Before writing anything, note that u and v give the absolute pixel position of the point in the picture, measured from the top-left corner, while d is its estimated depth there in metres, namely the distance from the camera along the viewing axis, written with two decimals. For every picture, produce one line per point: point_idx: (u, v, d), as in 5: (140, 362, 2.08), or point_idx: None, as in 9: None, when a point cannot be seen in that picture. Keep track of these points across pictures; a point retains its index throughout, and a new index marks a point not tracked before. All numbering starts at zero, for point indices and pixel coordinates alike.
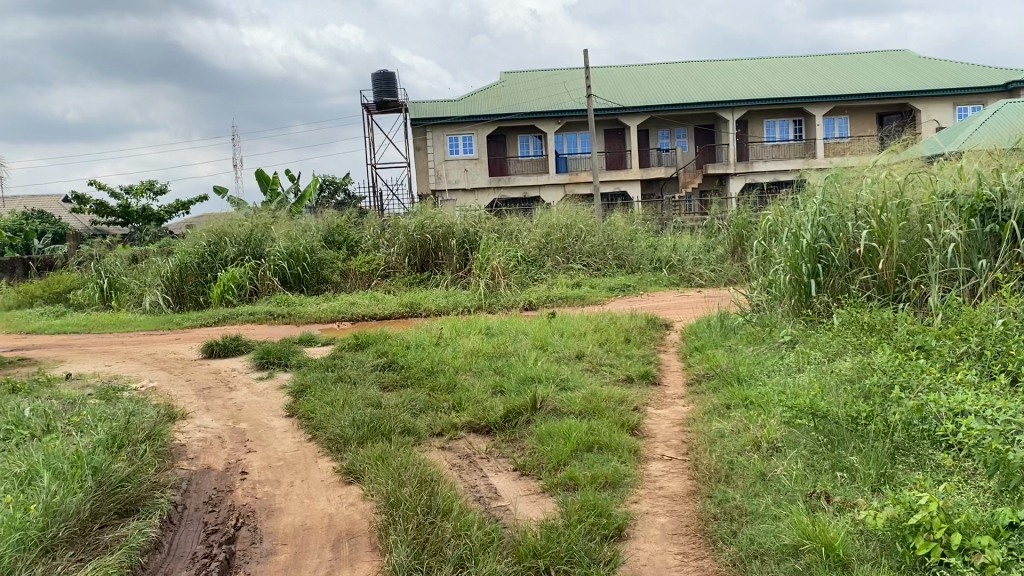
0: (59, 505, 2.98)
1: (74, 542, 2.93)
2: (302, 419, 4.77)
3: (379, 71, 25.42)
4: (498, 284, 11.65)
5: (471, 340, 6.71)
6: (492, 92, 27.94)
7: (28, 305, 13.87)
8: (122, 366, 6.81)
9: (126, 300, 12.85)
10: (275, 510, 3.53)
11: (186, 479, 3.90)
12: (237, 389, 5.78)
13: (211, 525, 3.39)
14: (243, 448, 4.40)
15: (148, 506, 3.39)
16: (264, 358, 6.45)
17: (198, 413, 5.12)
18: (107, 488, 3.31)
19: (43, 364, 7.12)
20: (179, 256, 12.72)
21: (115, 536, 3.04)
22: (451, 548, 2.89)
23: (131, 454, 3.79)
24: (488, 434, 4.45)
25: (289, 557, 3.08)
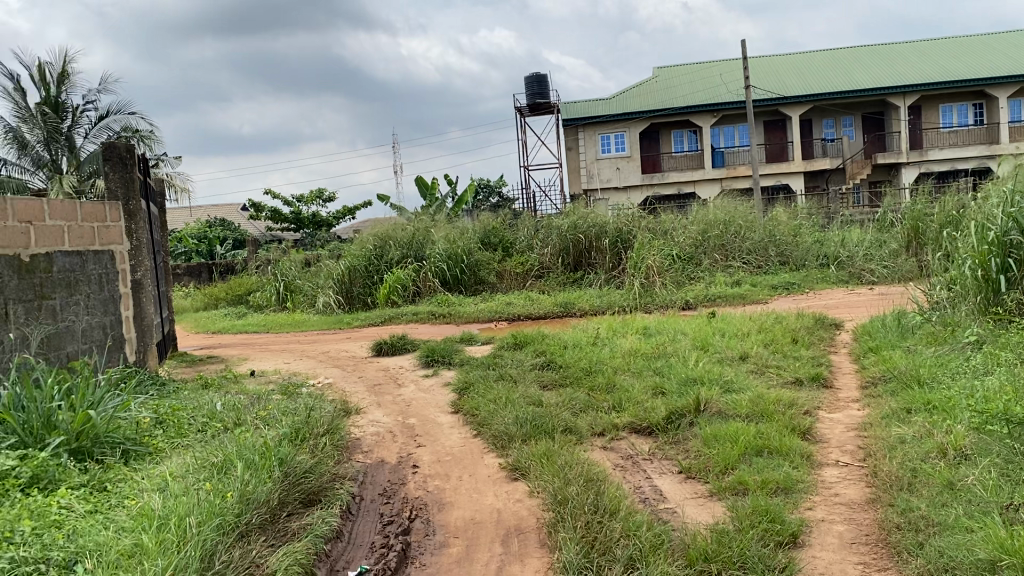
0: (252, 493, 3.22)
1: (265, 529, 3.15)
2: (467, 416, 4.91)
3: (532, 73, 25.72)
4: (654, 283, 11.54)
5: (630, 341, 6.66)
6: (645, 87, 27.63)
7: (215, 306, 15.04)
8: (300, 363, 7.25)
9: (300, 301, 13.67)
10: (445, 504, 3.65)
11: (361, 471, 4.09)
12: (404, 385, 6.02)
13: (386, 516, 3.55)
14: (413, 442, 4.58)
15: (329, 496, 3.60)
16: (429, 357, 6.68)
17: (371, 408, 5.37)
18: (292, 478, 3.54)
19: (229, 361, 7.69)
20: (349, 259, 13.36)
21: (302, 524, 3.24)
22: (621, 549, 2.89)
23: (313, 447, 4.04)
24: (651, 435, 4.41)
25: (462, 551, 3.17)
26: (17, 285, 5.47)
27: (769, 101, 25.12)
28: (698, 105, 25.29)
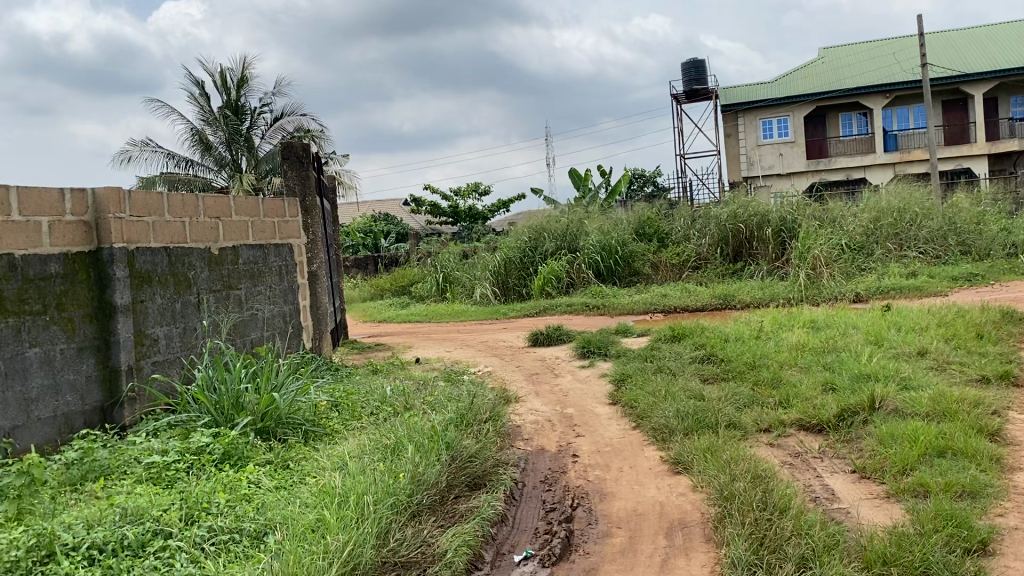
0: (423, 475, 3.37)
1: (435, 510, 3.29)
2: (627, 408, 4.90)
3: (689, 60, 25.24)
4: (820, 275, 11.06)
5: (796, 334, 6.43)
6: (809, 69, 26.46)
7: (379, 297, 15.74)
8: (461, 352, 7.46)
9: (458, 292, 14.06)
10: (607, 494, 3.66)
11: (523, 458, 4.18)
12: (562, 375, 6.09)
13: (549, 503, 3.60)
14: (572, 432, 4.62)
15: (494, 481, 3.70)
16: (585, 348, 6.71)
17: (529, 396, 5.47)
18: (459, 462, 3.67)
19: (394, 349, 8.04)
20: (505, 251, 13.61)
21: (469, 506, 3.36)
22: (792, 547, 2.80)
23: (477, 432, 4.16)
24: (820, 433, 4.24)
25: (625, 541, 3.18)
26: (209, 276, 5.95)
27: (948, 78, 23.43)
28: (867, 86, 23.96)
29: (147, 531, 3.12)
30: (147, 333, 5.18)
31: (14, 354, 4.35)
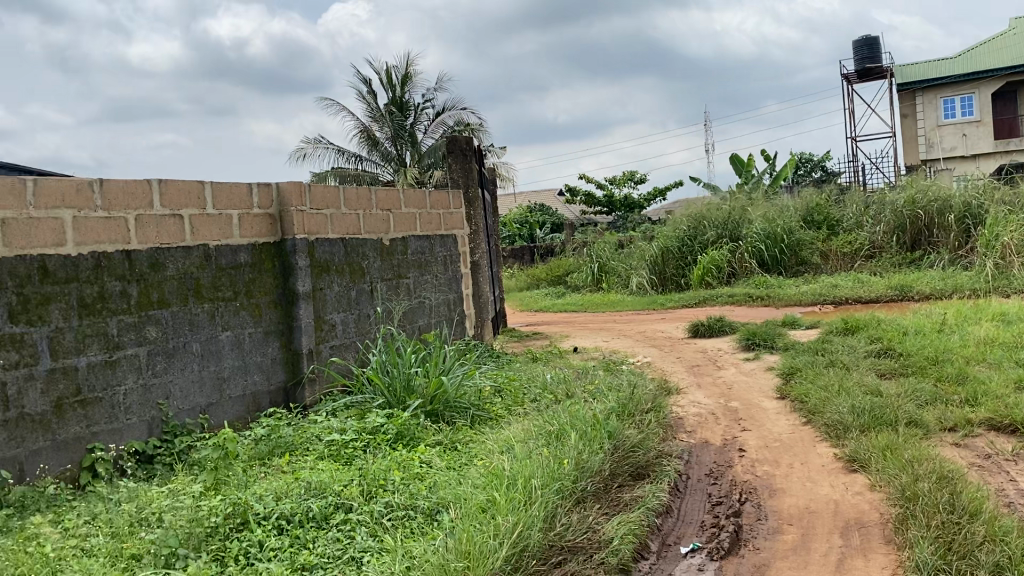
0: (587, 462, 3.41)
1: (600, 497, 3.32)
2: (795, 402, 4.73)
3: (861, 37, 23.90)
4: (1011, 264, 10.20)
5: (985, 328, 5.97)
6: (998, 41, 24.42)
7: (536, 286, 15.92)
8: (620, 342, 7.44)
9: (615, 282, 13.99)
10: (777, 490, 3.56)
11: (687, 450, 4.12)
12: (725, 367, 5.96)
13: (715, 496, 3.55)
14: (738, 425, 4.51)
15: (658, 472, 3.68)
16: (750, 340, 6.52)
17: (691, 388, 5.38)
18: (622, 451, 3.68)
19: (553, 338, 8.12)
20: (663, 240, 13.43)
21: (634, 496, 3.36)
22: (983, 554, 2.62)
23: (640, 423, 4.16)
24: (1013, 434, 3.93)
25: (797, 539, 3.08)
26: (380, 266, 6.33)
27: None
28: None
29: (329, 504, 3.35)
30: (325, 318, 5.72)
31: (210, 336, 4.98)
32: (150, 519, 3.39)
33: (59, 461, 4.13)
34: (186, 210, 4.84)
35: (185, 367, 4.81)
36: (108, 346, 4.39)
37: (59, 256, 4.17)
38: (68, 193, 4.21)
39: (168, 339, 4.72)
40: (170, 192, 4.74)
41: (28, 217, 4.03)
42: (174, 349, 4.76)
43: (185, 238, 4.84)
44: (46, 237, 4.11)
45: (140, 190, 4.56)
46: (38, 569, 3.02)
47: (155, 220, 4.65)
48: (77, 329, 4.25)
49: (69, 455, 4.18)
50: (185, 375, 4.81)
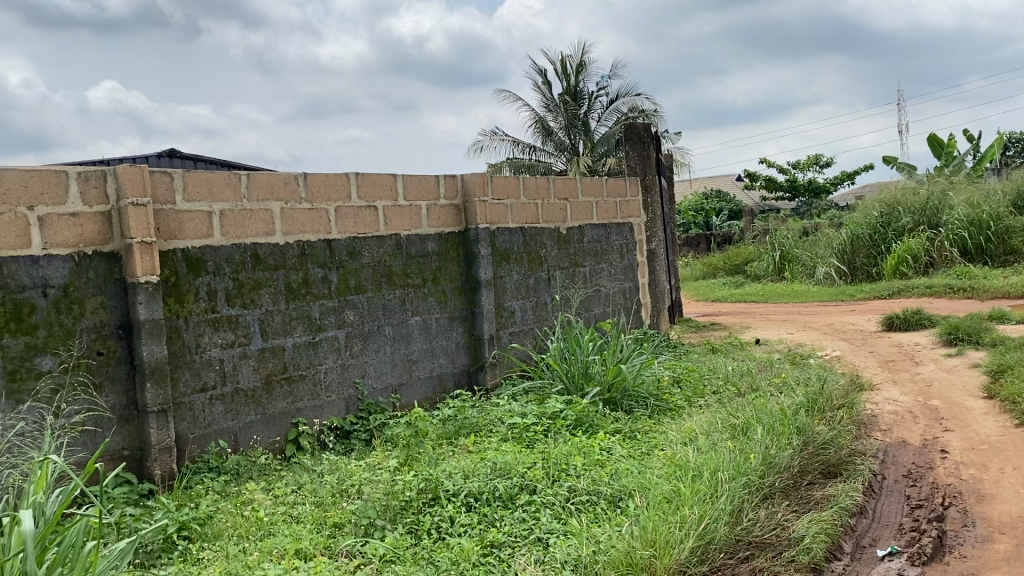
0: (775, 457, 3.33)
1: (788, 494, 3.25)
2: (1006, 403, 4.36)
3: None
4: None
5: None
6: None
7: (713, 276, 15.56)
8: (805, 334, 7.14)
9: (799, 272, 13.43)
10: (985, 496, 3.31)
11: (882, 449, 3.91)
12: (923, 363, 5.59)
13: (914, 499, 3.36)
14: (939, 426, 4.23)
15: (851, 471, 3.53)
16: (952, 334, 6.08)
17: (886, 385, 5.09)
18: (812, 448, 3.56)
19: (733, 329, 7.93)
20: (852, 227, 12.75)
21: (825, 494, 3.27)
22: None
23: (830, 419, 3.99)
24: None
25: (1010, 549, 2.86)
26: (558, 254, 6.41)
27: None
28: None
29: (514, 485, 3.48)
30: (505, 305, 5.88)
31: (400, 321, 5.24)
32: (350, 491, 3.65)
33: (269, 433, 4.51)
34: (380, 201, 5.10)
35: (378, 349, 5.10)
36: (310, 328, 4.73)
37: (268, 244, 4.52)
38: (277, 187, 4.55)
39: (363, 322, 5.01)
40: (367, 184, 5.01)
41: (243, 209, 4.39)
42: (369, 332, 5.05)
43: (379, 228, 5.11)
44: (258, 228, 4.47)
45: (339, 184, 4.85)
46: (254, 531, 3.35)
47: (353, 211, 4.94)
48: (284, 312, 4.60)
49: (277, 428, 4.55)
50: (378, 357, 5.10)
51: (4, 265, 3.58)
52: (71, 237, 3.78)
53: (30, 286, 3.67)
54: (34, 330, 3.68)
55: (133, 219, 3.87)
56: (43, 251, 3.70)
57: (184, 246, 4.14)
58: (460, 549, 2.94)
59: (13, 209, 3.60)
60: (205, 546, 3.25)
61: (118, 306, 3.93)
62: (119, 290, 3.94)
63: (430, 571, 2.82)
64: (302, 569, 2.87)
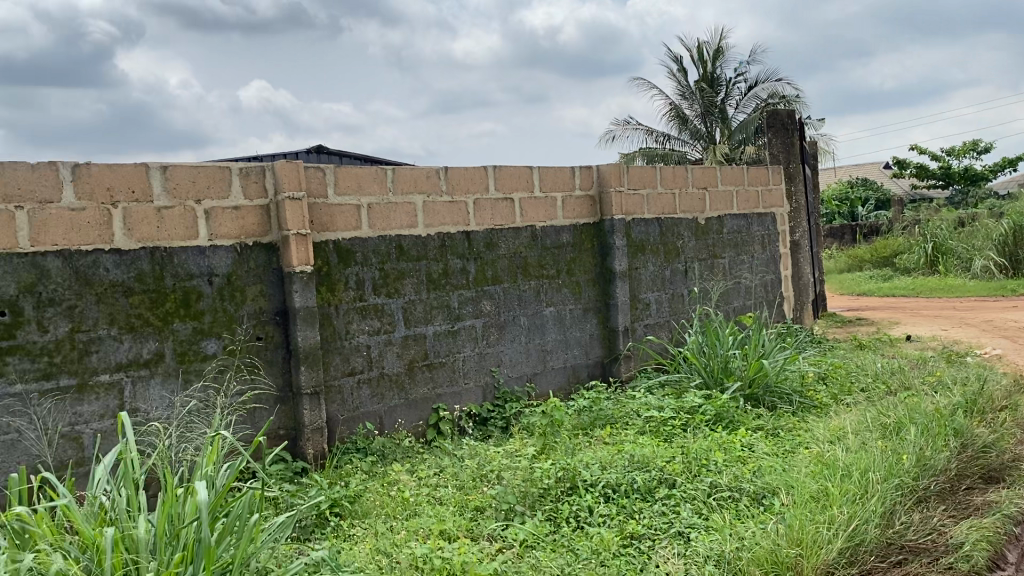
0: (930, 459, 3.19)
1: (944, 498, 3.11)
2: None
3: None
4: None
5: None
6: None
7: (857, 268, 14.90)
8: (961, 331, 6.74)
9: (953, 264, 12.66)
10: None
11: None
12: None
13: None
14: None
15: (1015, 477, 3.31)
16: None
17: None
18: (970, 451, 3.39)
19: (881, 325, 7.58)
20: (1015, 217, 11.91)
21: (986, 500, 3.09)
22: None
23: (990, 422, 3.77)
24: None
25: None
26: (695, 244, 6.31)
27: None
28: None
29: (653, 479, 3.48)
30: (640, 297, 5.85)
31: (536, 312, 5.31)
32: (490, 476, 3.74)
33: (411, 417, 4.68)
34: (518, 193, 5.17)
35: (515, 338, 5.18)
36: (450, 317, 4.86)
37: (412, 235, 4.68)
38: (420, 180, 4.70)
39: (500, 312, 5.11)
40: (504, 177, 5.09)
41: (388, 202, 4.56)
42: (506, 322, 5.14)
43: (516, 220, 5.19)
44: (402, 220, 4.63)
45: (478, 176, 4.96)
46: (399, 512, 3.48)
47: (491, 203, 5.04)
48: (425, 301, 4.75)
49: (418, 413, 4.71)
50: (514, 347, 5.18)
51: (176, 255, 3.86)
52: (233, 229, 4.03)
53: (198, 274, 3.93)
54: (201, 315, 3.94)
55: (289, 212, 4.09)
56: (210, 242, 3.96)
57: (334, 238, 4.35)
58: (600, 540, 2.98)
59: (183, 203, 3.87)
60: (354, 524, 3.42)
61: (274, 294, 4.17)
62: (276, 279, 4.18)
63: (570, 559, 2.87)
64: (447, 550, 2.96)
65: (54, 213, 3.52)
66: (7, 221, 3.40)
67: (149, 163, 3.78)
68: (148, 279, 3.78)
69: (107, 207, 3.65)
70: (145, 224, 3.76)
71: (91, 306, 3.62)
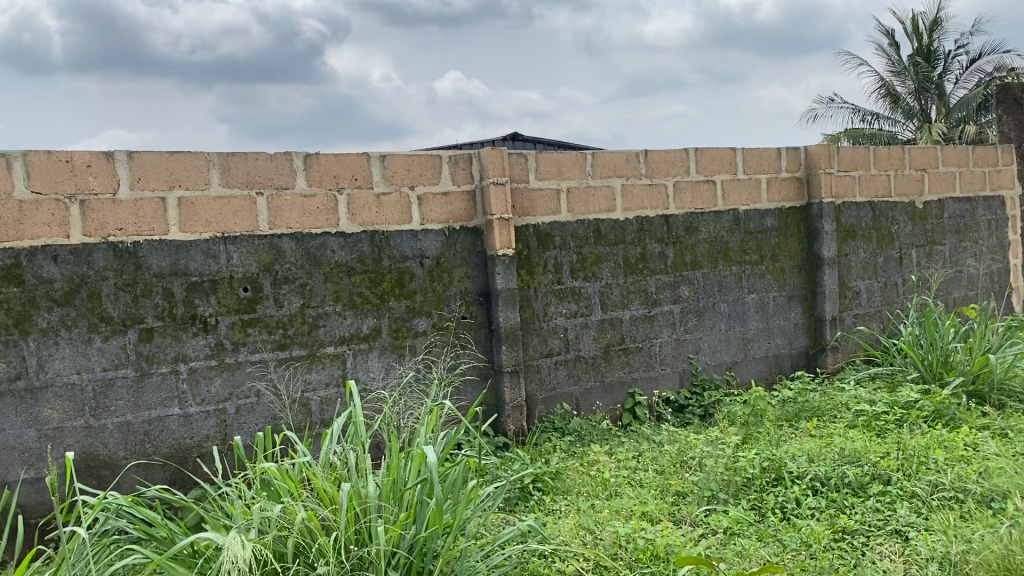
0: None
1: None
2: None
3: None
4: None
5: None
6: None
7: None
8: None
9: None
10: None
11: None
12: None
13: None
14: None
15: None
16: None
17: None
18: None
19: None
20: None
21: None
22: None
23: None
24: None
25: None
26: (912, 230, 5.93)
27: None
28: None
29: (865, 474, 3.34)
30: (849, 286, 5.59)
31: (736, 299, 5.19)
32: (691, 463, 3.73)
33: (608, 400, 4.74)
34: (719, 176, 5.07)
35: (713, 326, 5.10)
36: (648, 302, 4.86)
37: (611, 219, 4.72)
38: (620, 164, 4.72)
39: (698, 298, 5.05)
40: (705, 159, 5.01)
41: (588, 186, 4.62)
42: (704, 309, 5.07)
43: (717, 203, 5.09)
44: (601, 204, 4.68)
45: (679, 159, 4.91)
46: (600, 492, 3.54)
47: (691, 186, 4.98)
48: (623, 286, 4.78)
49: (615, 397, 4.77)
50: (713, 334, 5.11)
51: (392, 238, 4.11)
52: (443, 214, 4.24)
53: (411, 256, 4.17)
54: (413, 295, 4.18)
55: (494, 197, 4.24)
56: (422, 226, 4.19)
57: (536, 222, 4.47)
58: (811, 532, 2.91)
59: (398, 189, 4.12)
60: (556, 499, 3.52)
61: (479, 275, 4.34)
62: (481, 261, 4.35)
63: (778, 549, 2.82)
64: (650, 531, 3.00)
65: (288, 198, 3.85)
66: (249, 206, 3.76)
67: (369, 152, 4.05)
68: (368, 260, 4.06)
69: (332, 194, 3.95)
70: (365, 208, 4.04)
71: (319, 284, 3.94)
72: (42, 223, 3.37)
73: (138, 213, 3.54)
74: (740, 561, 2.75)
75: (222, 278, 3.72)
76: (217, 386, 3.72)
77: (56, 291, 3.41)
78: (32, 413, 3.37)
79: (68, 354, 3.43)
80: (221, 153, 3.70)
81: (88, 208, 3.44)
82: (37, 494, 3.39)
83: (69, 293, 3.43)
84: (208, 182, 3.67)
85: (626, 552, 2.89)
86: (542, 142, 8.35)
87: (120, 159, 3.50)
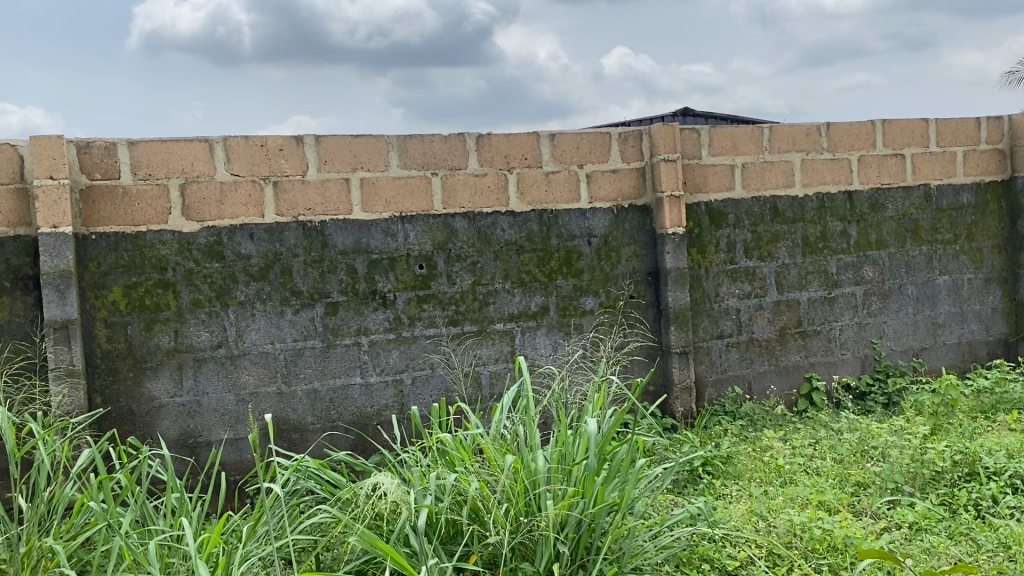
0: None
1: None
2: None
3: None
4: None
5: None
6: None
7: None
8: None
9: None
10: None
11: None
12: None
13: None
14: None
15: None
16: None
17: None
18: None
19: None
20: None
21: None
22: None
23: None
24: None
25: None
26: None
27: None
28: None
29: None
30: None
31: (927, 281, 4.86)
32: (873, 453, 3.54)
33: (783, 384, 4.58)
34: (909, 148, 4.75)
35: (900, 309, 4.80)
36: (827, 283, 4.64)
37: (788, 196, 4.53)
38: (799, 138, 4.52)
39: (884, 280, 4.76)
40: (893, 131, 4.71)
41: (764, 161, 4.46)
42: (890, 291, 4.78)
43: (906, 178, 4.77)
44: (778, 180, 4.50)
45: (864, 131, 4.64)
46: (774, 478, 3.44)
47: (877, 159, 4.69)
48: (801, 266, 4.58)
49: (790, 381, 4.59)
50: (901, 317, 4.81)
51: (561, 216, 4.14)
52: (612, 192, 4.22)
53: (579, 235, 4.18)
54: (581, 273, 4.19)
55: (664, 174, 4.17)
56: (591, 204, 4.19)
57: (708, 199, 4.36)
58: (1011, 533, 2.70)
59: (567, 168, 4.13)
60: (728, 483, 3.44)
61: (648, 254, 4.29)
62: (650, 240, 4.29)
63: (972, 549, 2.64)
64: (828, 521, 2.87)
65: (462, 178, 3.96)
66: (425, 186, 3.90)
67: (539, 131, 4.09)
68: (537, 239, 4.11)
69: (503, 173, 4.02)
70: (535, 187, 4.08)
71: (489, 262, 4.03)
72: (240, 203, 3.64)
73: (324, 193, 3.75)
74: (928, 559, 2.59)
75: (400, 255, 3.88)
76: (395, 357, 3.89)
77: (252, 267, 3.68)
78: (231, 378, 3.67)
79: (263, 325, 3.70)
80: (399, 135, 3.85)
81: (280, 189, 3.69)
82: (236, 453, 3.69)
83: (264, 270, 3.69)
84: (387, 163, 3.84)
85: (801, 542, 2.80)
86: (715, 117, 8.12)
87: (308, 144, 3.72)
